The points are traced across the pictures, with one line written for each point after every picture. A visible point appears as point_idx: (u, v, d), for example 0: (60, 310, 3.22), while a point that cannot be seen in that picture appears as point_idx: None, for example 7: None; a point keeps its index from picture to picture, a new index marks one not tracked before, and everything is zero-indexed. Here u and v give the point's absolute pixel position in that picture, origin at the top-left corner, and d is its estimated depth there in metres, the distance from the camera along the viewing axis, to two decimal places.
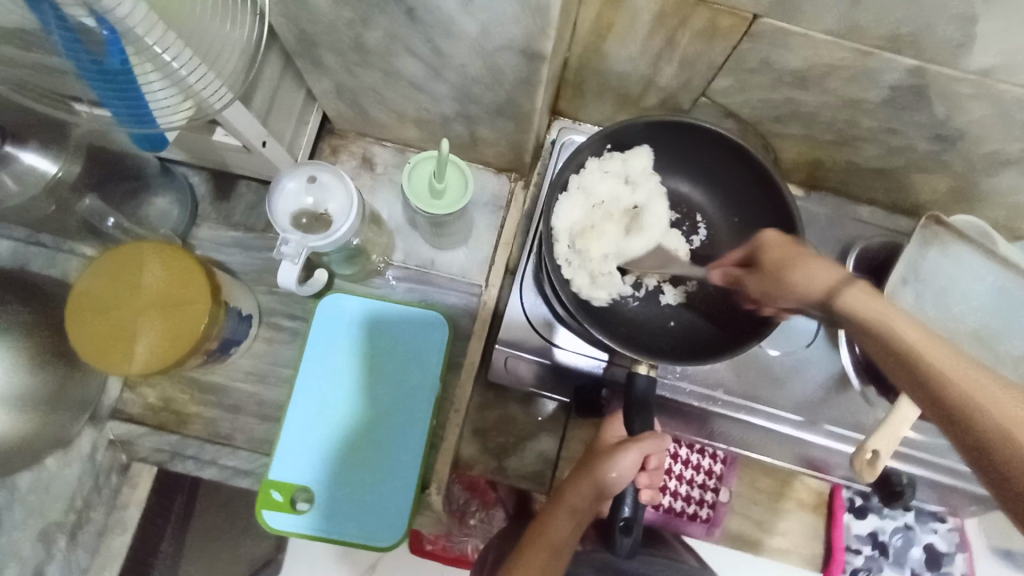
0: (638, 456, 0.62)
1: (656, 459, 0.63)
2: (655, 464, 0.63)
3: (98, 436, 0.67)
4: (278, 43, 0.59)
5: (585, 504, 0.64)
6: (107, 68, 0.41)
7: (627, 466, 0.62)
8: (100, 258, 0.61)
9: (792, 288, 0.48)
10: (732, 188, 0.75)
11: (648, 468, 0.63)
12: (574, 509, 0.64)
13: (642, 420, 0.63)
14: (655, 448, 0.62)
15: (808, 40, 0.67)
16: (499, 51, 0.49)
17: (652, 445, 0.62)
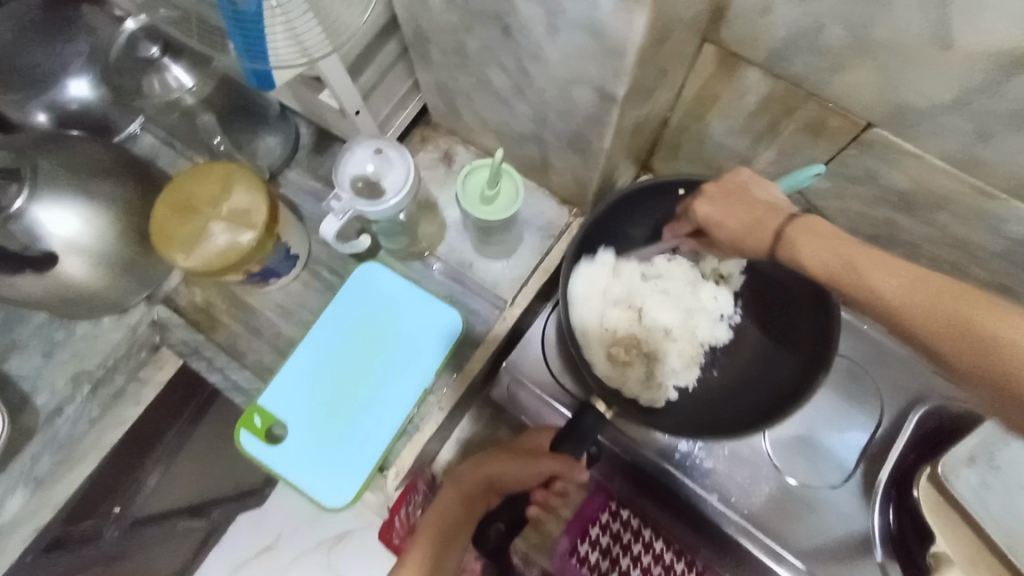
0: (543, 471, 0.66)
1: (561, 482, 0.69)
2: (558, 485, 0.68)
3: (145, 313, 0.79)
4: (399, 35, 0.66)
5: (479, 491, 0.69)
6: (242, 13, 0.47)
7: (530, 477, 0.67)
8: (201, 164, 0.69)
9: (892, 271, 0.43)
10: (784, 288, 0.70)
11: (549, 486, 0.69)
12: (470, 493, 0.69)
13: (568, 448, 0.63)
14: (563, 471, 0.66)
15: (921, 163, 0.61)
16: (576, 84, 0.51)
17: (561, 467, 0.65)
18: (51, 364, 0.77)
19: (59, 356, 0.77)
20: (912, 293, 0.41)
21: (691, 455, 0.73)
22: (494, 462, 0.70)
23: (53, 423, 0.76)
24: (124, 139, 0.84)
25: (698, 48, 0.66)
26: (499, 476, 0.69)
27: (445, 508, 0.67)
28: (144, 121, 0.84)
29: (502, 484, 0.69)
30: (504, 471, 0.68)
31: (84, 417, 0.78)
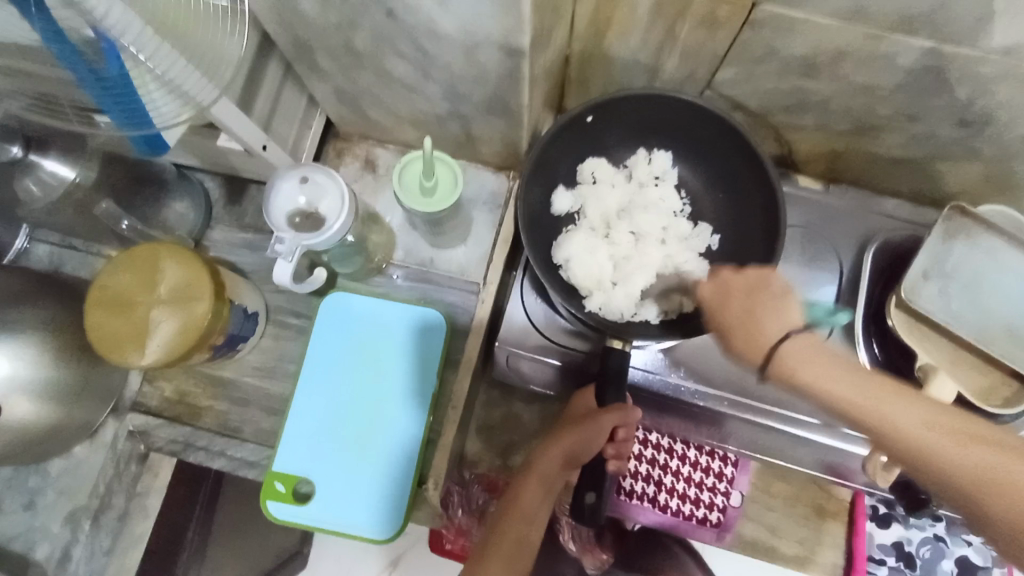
0: (606, 430, 0.64)
1: (625, 430, 0.66)
2: (623, 434, 0.65)
3: (118, 427, 0.73)
4: (277, 53, 0.62)
5: (556, 472, 0.68)
6: (105, 78, 0.42)
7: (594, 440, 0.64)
8: (119, 255, 0.64)
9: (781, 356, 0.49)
10: (720, 171, 0.74)
11: (617, 439, 0.65)
12: (547, 476, 0.68)
13: (614, 393, 0.65)
14: (621, 421, 0.64)
15: (812, 26, 0.64)
16: (481, 47, 0.50)
17: (619, 418, 0.64)
18: (39, 514, 0.71)
19: (42, 503, 0.71)
20: (869, 400, 0.46)
21: (694, 362, 0.76)
22: (558, 444, 0.67)
23: (66, 569, 0.70)
24: (16, 258, 0.75)
25: None
26: (570, 454, 0.66)
27: (530, 499, 0.68)
28: (30, 231, 0.75)
29: (577, 459, 0.66)
30: (574, 447, 0.65)
31: (97, 552, 0.72)
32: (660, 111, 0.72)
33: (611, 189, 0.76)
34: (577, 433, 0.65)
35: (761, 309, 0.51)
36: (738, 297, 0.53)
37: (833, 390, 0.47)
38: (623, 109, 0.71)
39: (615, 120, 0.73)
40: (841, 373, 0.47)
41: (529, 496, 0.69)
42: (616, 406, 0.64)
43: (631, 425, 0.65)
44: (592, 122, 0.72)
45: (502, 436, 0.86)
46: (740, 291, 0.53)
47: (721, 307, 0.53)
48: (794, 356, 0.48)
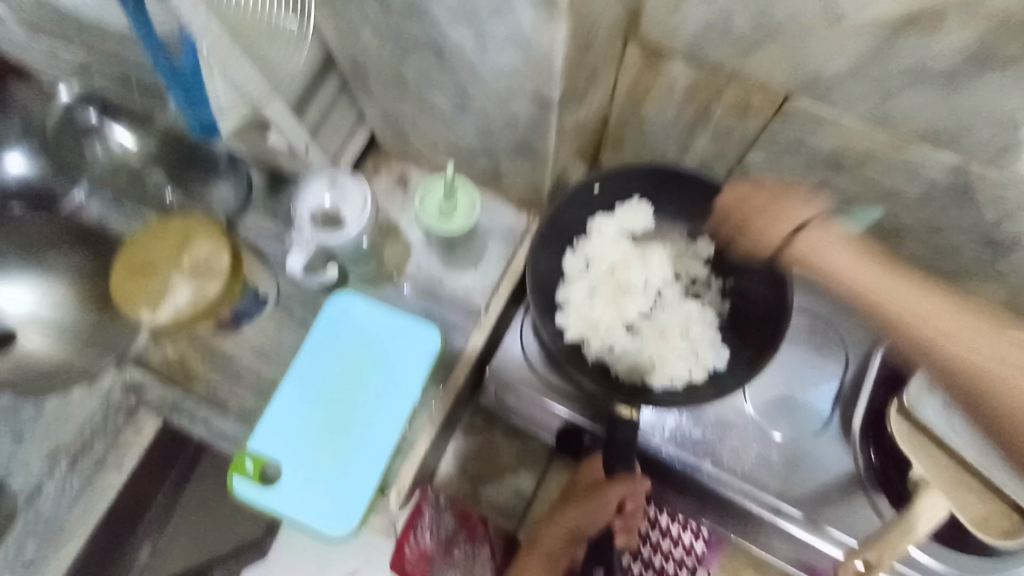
0: (613, 503, 0.64)
1: (632, 503, 0.65)
2: (631, 506, 0.64)
3: (117, 378, 0.76)
4: (336, 70, 0.68)
5: (562, 549, 0.67)
6: (178, 69, 0.49)
7: (601, 513, 0.64)
8: (155, 221, 0.69)
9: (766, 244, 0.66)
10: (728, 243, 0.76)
11: (624, 511, 0.64)
12: (552, 552, 0.68)
13: (622, 465, 0.65)
14: (628, 492, 0.64)
15: (841, 126, 0.66)
16: (514, 96, 0.54)
17: (626, 489, 0.64)
18: (24, 446, 0.74)
19: (31, 436, 0.75)
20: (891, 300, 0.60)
21: (679, 427, 0.75)
22: (563, 517, 0.67)
23: (34, 504, 0.73)
24: (71, 209, 0.80)
25: (624, 45, 0.70)
26: (575, 528, 0.66)
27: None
28: (88, 185, 0.81)
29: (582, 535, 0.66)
30: (579, 522, 0.65)
31: (66, 494, 0.75)
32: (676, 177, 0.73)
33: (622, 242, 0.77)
34: (584, 507, 0.65)
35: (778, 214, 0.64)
36: (763, 189, 0.67)
37: (843, 268, 0.61)
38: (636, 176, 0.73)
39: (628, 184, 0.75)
40: (850, 263, 0.62)
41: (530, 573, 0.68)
42: (624, 477, 0.64)
43: (639, 498, 0.65)
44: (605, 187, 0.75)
45: (476, 465, 0.86)
46: (755, 198, 0.67)
47: (747, 215, 0.67)
48: (809, 244, 0.63)
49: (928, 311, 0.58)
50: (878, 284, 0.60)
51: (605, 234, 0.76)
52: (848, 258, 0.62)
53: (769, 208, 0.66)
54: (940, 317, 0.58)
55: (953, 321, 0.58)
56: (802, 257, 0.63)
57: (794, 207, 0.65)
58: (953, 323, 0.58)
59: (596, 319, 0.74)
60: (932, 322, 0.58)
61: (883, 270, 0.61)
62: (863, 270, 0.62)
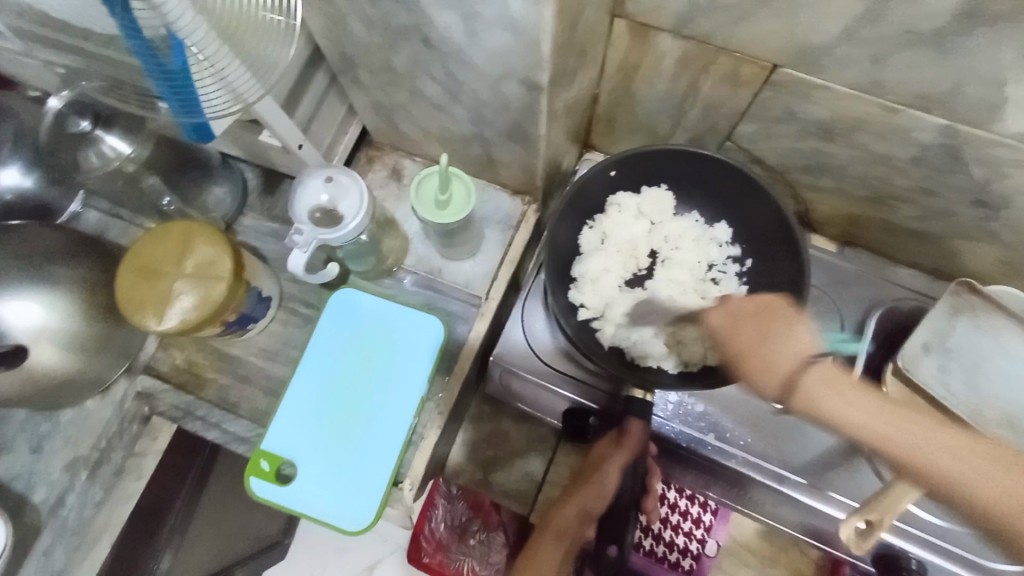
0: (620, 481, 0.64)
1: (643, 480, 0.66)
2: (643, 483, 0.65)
3: (129, 386, 0.77)
4: (325, 65, 0.68)
5: (573, 527, 0.66)
6: (169, 69, 0.48)
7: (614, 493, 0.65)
8: (155, 228, 0.69)
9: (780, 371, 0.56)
10: (745, 223, 0.77)
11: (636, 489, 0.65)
12: (564, 531, 0.67)
13: (629, 441, 0.64)
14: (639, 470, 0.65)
15: (830, 93, 0.67)
16: (505, 79, 0.54)
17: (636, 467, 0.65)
18: (43, 457, 0.76)
19: (49, 448, 0.76)
20: (891, 429, 0.52)
21: (682, 403, 0.77)
22: (574, 497, 0.66)
23: (58, 515, 0.74)
24: (68, 220, 0.82)
25: (611, 23, 0.70)
26: (588, 508, 0.66)
27: (547, 558, 0.66)
28: (85, 197, 0.83)
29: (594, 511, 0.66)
30: (591, 501, 0.65)
31: (89, 502, 0.76)
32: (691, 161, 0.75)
33: (637, 225, 0.79)
34: (598, 486, 0.65)
35: (776, 333, 0.58)
36: (754, 318, 0.59)
37: (856, 415, 0.53)
38: (651, 158, 0.75)
39: (643, 170, 0.77)
40: (842, 396, 0.54)
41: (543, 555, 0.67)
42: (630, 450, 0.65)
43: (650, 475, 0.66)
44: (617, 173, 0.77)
45: (485, 451, 0.87)
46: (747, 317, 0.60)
47: (733, 333, 0.59)
48: (807, 381, 0.54)
49: (894, 426, 0.52)
50: (986, 461, 0.49)
51: (623, 210, 0.78)
52: (897, 428, 0.52)
53: (783, 330, 0.58)
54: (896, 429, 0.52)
55: (952, 456, 0.50)
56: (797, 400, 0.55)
57: (790, 332, 0.58)
58: (980, 465, 0.49)
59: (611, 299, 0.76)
60: (953, 467, 0.49)
61: (887, 409, 0.53)
62: (863, 403, 0.54)
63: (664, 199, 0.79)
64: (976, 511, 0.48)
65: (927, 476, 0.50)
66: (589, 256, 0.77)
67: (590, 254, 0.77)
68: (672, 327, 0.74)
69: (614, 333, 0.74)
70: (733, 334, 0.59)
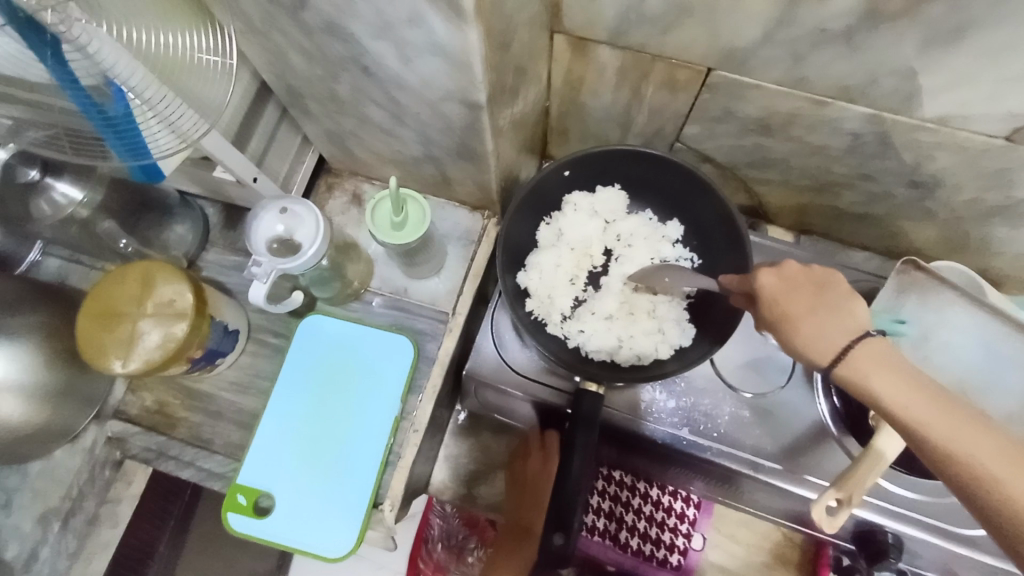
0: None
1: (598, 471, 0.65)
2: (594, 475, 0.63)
3: (99, 432, 0.76)
4: (274, 97, 0.69)
5: None
6: (111, 116, 0.50)
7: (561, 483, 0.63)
8: (113, 270, 0.69)
9: (813, 349, 0.49)
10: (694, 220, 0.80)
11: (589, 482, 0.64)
12: None
13: (584, 432, 0.65)
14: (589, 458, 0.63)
15: (762, 91, 0.70)
16: (444, 101, 0.56)
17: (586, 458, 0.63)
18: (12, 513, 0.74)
19: (17, 503, 0.74)
20: (942, 423, 0.43)
21: (655, 400, 0.78)
22: None
23: (32, 568, 0.72)
24: (27, 269, 0.81)
25: (550, 39, 0.73)
26: None
27: None
28: (43, 245, 0.82)
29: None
30: None
31: (62, 553, 0.74)
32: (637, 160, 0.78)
33: (592, 225, 0.81)
34: None
35: (827, 305, 0.50)
36: (802, 289, 0.52)
37: (899, 398, 0.45)
38: (600, 160, 0.78)
39: (595, 170, 0.80)
40: (889, 379, 0.46)
41: None
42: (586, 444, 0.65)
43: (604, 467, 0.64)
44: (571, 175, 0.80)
45: (467, 465, 0.88)
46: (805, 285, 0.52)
47: (781, 297, 0.52)
48: (860, 355, 0.47)
49: (948, 419, 0.43)
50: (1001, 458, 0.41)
51: (578, 208, 0.81)
52: (951, 423, 0.43)
53: (835, 305, 0.50)
54: (945, 422, 0.43)
55: (996, 456, 0.41)
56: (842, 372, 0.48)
57: (851, 307, 0.50)
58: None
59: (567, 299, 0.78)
60: (993, 468, 0.41)
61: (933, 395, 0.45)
62: (907, 386, 0.45)
63: (617, 198, 0.81)
64: (998, 509, 0.40)
65: (956, 467, 0.42)
66: (546, 257, 0.79)
67: (545, 250, 0.80)
68: (623, 321, 0.77)
69: (565, 326, 0.77)
70: (780, 298, 0.52)
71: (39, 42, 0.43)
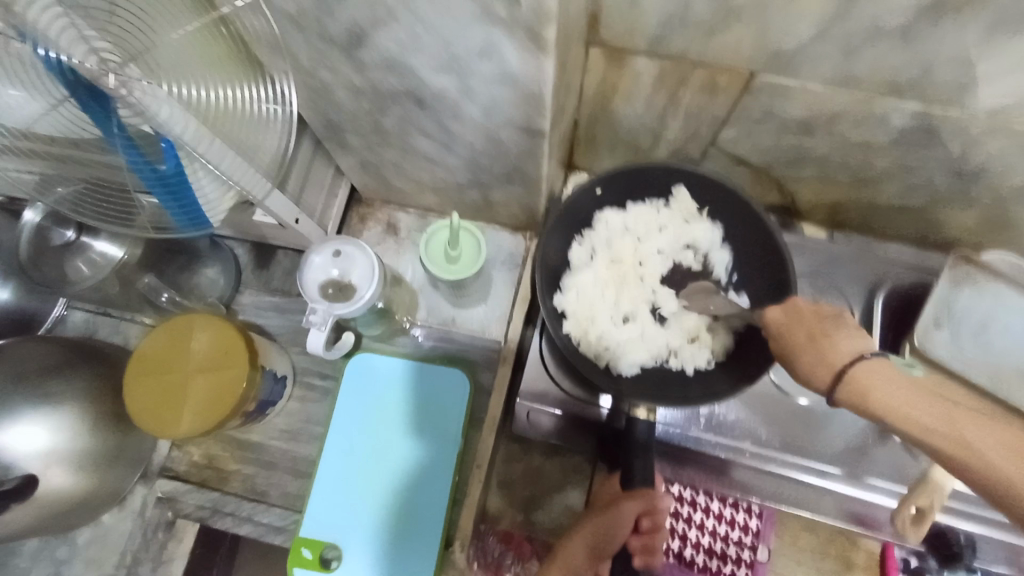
0: (629, 521, 0.61)
1: (650, 520, 0.62)
2: (648, 525, 0.61)
3: (148, 493, 0.74)
4: (309, 131, 0.67)
5: (577, 568, 0.64)
6: (164, 174, 0.49)
7: (617, 529, 0.61)
8: (157, 327, 0.66)
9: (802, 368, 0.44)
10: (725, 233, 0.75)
11: (642, 530, 0.61)
12: (567, 573, 0.63)
13: (643, 464, 0.65)
14: (647, 503, 0.61)
15: (807, 92, 0.69)
16: (504, 128, 0.54)
17: (643, 504, 0.61)
18: None
19: (70, 574, 0.72)
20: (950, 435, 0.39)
21: (714, 412, 0.77)
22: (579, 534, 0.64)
23: None
24: (52, 326, 0.77)
25: (586, 52, 0.71)
26: (591, 545, 0.62)
27: None
28: (68, 301, 0.78)
29: (603, 551, 0.63)
30: (596, 538, 0.62)
31: None
32: (669, 175, 0.74)
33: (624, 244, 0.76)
34: (601, 522, 0.62)
35: (822, 331, 0.45)
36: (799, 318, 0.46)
37: (893, 401, 0.41)
38: (631, 173, 0.73)
39: (625, 185, 0.75)
40: (898, 396, 0.41)
41: None
42: (643, 491, 0.63)
43: (658, 517, 0.62)
44: (602, 191, 0.74)
45: (523, 491, 0.86)
46: (806, 315, 0.46)
47: (783, 331, 0.47)
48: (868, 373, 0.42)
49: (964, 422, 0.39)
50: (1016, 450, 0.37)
51: (610, 226, 0.75)
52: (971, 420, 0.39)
53: (818, 338, 0.45)
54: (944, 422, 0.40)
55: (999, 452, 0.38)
56: (850, 394, 0.42)
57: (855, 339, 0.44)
58: None
59: (602, 325, 0.73)
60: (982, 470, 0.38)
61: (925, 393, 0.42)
62: (913, 393, 0.41)
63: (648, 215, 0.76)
64: None
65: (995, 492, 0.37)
66: (580, 281, 0.74)
67: (580, 270, 0.74)
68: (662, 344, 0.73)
69: (605, 355, 0.72)
70: (784, 330, 0.47)
71: (98, 106, 0.43)
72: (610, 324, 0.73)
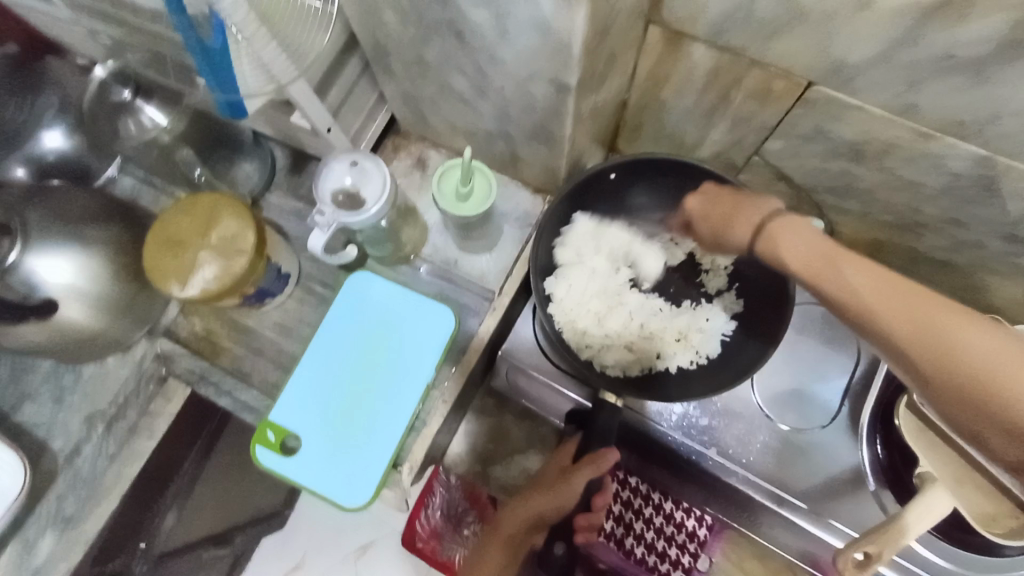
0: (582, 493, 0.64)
1: (600, 499, 0.67)
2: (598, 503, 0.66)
3: (148, 349, 0.82)
4: (358, 51, 0.69)
5: (522, 533, 0.67)
6: (208, 48, 0.47)
7: (564, 501, 0.65)
8: (186, 198, 0.72)
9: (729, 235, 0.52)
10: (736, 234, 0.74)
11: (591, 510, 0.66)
12: (514, 537, 0.67)
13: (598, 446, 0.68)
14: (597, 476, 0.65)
15: (864, 115, 0.66)
16: (532, 79, 0.55)
17: (593, 473, 0.64)
18: (63, 410, 0.80)
19: (70, 400, 0.80)
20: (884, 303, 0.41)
21: (687, 414, 0.76)
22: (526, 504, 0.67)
23: (73, 464, 0.79)
24: (103, 183, 0.86)
25: (644, 29, 0.70)
26: (537, 515, 0.66)
27: (495, 560, 0.66)
28: (120, 162, 0.86)
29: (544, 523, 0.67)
30: (544, 508, 0.66)
31: (103, 454, 0.81)
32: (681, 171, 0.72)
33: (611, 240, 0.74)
34: (550, 496, 0.65)
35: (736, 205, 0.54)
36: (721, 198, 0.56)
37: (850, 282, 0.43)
38: (645, 166, 0.72)
39: (637, 176, 0.74)
40: (798, 238, 0.47)
41: (491, 560, 0.67)
42: (597, 458, 0.65)
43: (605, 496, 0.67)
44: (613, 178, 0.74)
45: (486, 444, 0.88)
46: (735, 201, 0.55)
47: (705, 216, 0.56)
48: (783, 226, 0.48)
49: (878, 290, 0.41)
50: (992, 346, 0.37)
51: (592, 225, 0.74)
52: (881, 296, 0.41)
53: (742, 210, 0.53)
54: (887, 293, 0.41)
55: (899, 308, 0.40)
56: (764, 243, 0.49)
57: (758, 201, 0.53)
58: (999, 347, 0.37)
59: (591, 316, 0.74)
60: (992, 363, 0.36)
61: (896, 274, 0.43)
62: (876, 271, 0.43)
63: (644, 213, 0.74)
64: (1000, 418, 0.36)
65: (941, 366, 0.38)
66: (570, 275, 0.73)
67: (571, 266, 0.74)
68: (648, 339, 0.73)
69: (588, 341, 0.73)
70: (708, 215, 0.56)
71: None
72: (597, 316, 0.74)
